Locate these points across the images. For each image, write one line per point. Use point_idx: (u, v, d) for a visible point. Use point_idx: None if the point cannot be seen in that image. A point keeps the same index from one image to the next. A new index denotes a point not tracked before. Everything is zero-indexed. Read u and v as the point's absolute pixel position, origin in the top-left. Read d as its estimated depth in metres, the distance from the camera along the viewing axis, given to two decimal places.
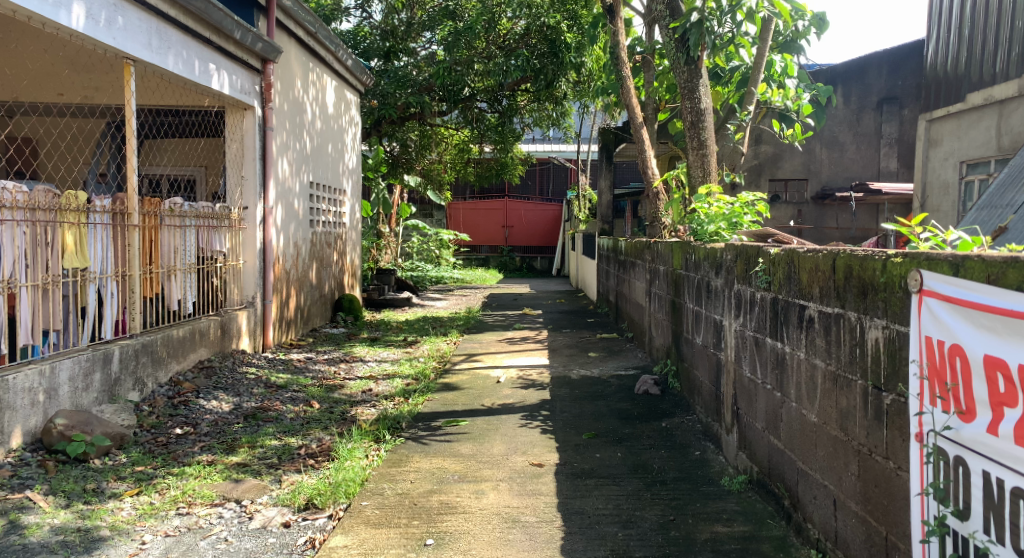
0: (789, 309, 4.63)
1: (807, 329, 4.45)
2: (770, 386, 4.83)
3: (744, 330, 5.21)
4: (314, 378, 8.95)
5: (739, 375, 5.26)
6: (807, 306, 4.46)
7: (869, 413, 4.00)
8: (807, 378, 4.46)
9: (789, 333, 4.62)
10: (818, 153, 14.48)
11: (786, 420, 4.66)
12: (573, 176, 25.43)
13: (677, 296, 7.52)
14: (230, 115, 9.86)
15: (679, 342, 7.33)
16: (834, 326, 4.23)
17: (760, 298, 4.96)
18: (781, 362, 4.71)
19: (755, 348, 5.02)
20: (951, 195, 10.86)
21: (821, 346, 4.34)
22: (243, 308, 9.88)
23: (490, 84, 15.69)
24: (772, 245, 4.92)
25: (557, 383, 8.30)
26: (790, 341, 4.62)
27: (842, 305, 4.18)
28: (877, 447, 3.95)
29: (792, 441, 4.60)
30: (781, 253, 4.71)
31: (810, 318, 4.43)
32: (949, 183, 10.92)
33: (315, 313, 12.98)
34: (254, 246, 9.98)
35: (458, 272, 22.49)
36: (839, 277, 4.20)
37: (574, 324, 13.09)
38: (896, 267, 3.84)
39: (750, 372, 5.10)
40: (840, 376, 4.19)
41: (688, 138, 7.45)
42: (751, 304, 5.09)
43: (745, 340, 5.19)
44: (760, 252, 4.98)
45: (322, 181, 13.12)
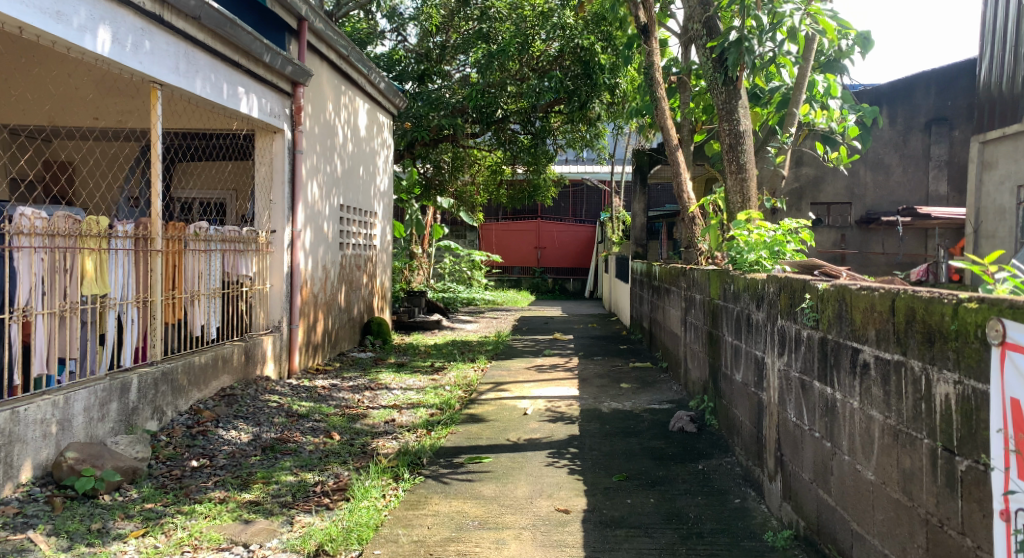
0: (839, 350, 4.27)
1: (861, 375, 4.09)
2: (820, 436, 4.46)
3: (789, 371, 4.85)
4: (337, 406, 8.66)
5: (785, 419, 4.89)
6: (860, 350, 4.10)
7: (939, 478, 3.64)
8: (862, 430, 4.09)
9: (839, 378, 4.27)
10: (862, 175, 14.10)
11: (839, 475, 4.29)
12: (607, 197, 25.09)
13: (715, 327, 7.17)
14: (260, 137, 9.60)
15: (717, 377, 6.98)
16: (894, 374, 3.86)
17: (806, 336, 4.60)
18: (831, 408, 4.35)
19: (801, 391, 4.66)
20: (1007, 220, 10.41)
21: (878, 396, 3.98)
22: (270, 334, 9.60)
23: (523, 105, 15.42)
24: (819, 279, 4.56)
25: (587, 415, 7.97)
26: (841, 387, 4.26)
27: (903, 352, 3.82)
28: (950, 519, 3.59)
29: (844, 499, 4.24)
30: (831, 289, 4.35)
31: (865, 362, 4.07)
32: (1005, 209, 10.47)
33: (343, 337, 12.71)
34: (281, 270, 9.70)
35: (489, 294, 22.21)
36: (899, 321, 3.84)
37: (606, 351, 12.74)
38: (969, 314, 3.49)
39: (797, 417, 4.74)
40: (902, 432, 3.83)
41: (727, 162, 7.08)
42: (797, 342, 4.73)
43: (790, 381, 4.83)
44: (806, 286, 4.62)
45: (352, 203, 12.87)
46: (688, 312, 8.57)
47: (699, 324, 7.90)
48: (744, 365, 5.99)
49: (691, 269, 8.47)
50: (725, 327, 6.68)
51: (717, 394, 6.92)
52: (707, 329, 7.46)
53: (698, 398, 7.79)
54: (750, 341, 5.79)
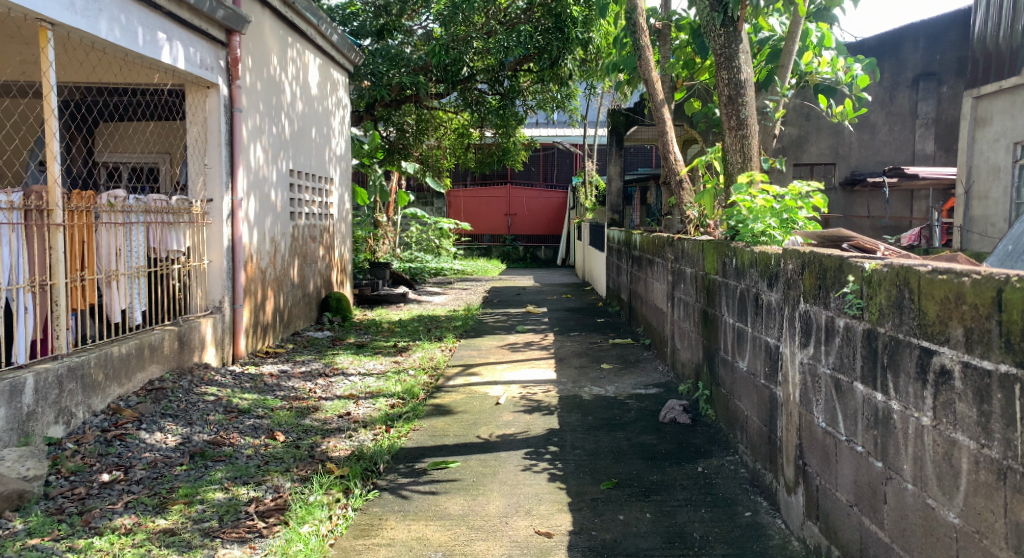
0: (901, 348, 3.53)
1: (940, 387, 3.36)
2: (866, 452, 3.75)
3: (814, 365, 4.10)
4: (285, 398, 7.72)
5: (810, 426, 4.15)
6: (937, 353, 3.37)
7: None
8: (942, 457, 3.37)
9: (898, 384, 3.55)
10: (847, 134, 12.95)
11: (895, 505, 3.58)
12: (579, 161, 24.14)
13: (709, 305, 6.33)
14: (191, 93, 8.64)
15: (711, 361, 6.18)
16: (999, 392, 3.14)
17: (844, 327, 3.87)
18: (885, 420, 3.64)
19: (836, 394, 3.92)
20: (1003, 180, 9.34)
21: (969, 417, 3.25)
22: (208, 315, 8.70)
23: (491, 63, 14.32)
24: (861, 257, 3.83)
25: (566, 405, 7.09)
26: (899, 395, 3.55)
27: (1019, 363, 3.07)
28: None
29: (908, 541, 3.53)
30: (885, 270, 3.63)
31: (944, 369, 3.34)
32: (999, 167, 9.39)
33: (297, 315, 11.80)
34: (220, 244, 8.79)
35: (459, 263, 21.27)
36: (1012, 319, 3.09)
37: (581, 325, 11.88)
38: None
39: (828, 424, 4.00)
40: (1014, 470, 3.11)
41: (724, 118, 6.18)
42: (828, 333, 3.99)
43: (816, 380, 4.08)
44: (847, 263, 3.86)
45: (303, 167, 11.87)
46: (675, 285, 7.69)
47: (689, 300, 7.05)
48: (745, 351, 5.22)
49: (677, 239, 7.62)
50: (722, 306, 5.88)
51: (714, 380, 6.10)
52: (700, 306, 6.63)
53: (689, 384, 6.89)
54: (754, 324, 5.03)
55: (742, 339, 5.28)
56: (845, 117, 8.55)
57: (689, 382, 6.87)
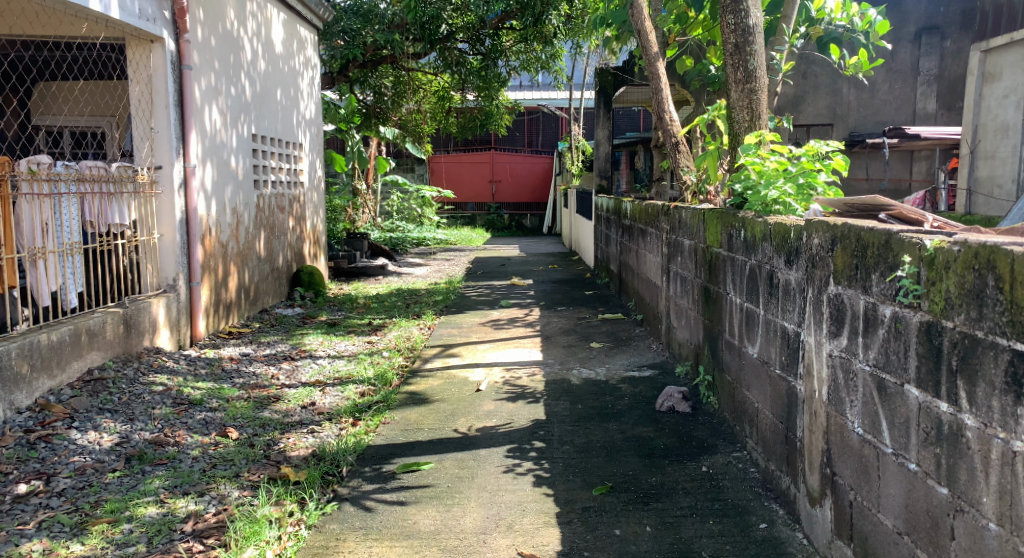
0: (981, 349, 2.97)
1: None
2: (924, 473, 3.21)
3: (850, 360, 3.55)
4: (244, 386, 7.02)
5: (843, 432, 3.60)
6: None
7: None
8: None
9: (979, 396, 2.98)
10: (844, 92, 12.28)
11: (967, 543, 3.05)
12: (566, 125, 23.36)
13: (710, 280, 5.69)
14: (133, 48, 8.09)
15: (712, 344, 5.56)
16: None
17: (890, 316, 3.33)
18: (953, 437, 3.09)
19: (884, 400, 3.37)
20: (1012, 141, 7.93)
21: None
22: (161, 294, 8.12)
23: (471, 20, 13.87)
24: (917, 233, 3.25)
25: (553, 391, 6.42)
26: (976, 409, 3.00)
27: None
28: None
29: None
30: (956, 251, 3.05)
31: None
32: (1009, 126, 7.97)
33: (265, 291, 11.14)
34: (172, 217, 8.20)
35: (442, 232, 20.61)
36: None
37: (568, 299, 11.23)
38: None
39: (868, 432, 3.46)
40: None
41: (729, 68, 5.49)
42: (868, 324, 3.45)
43: (853, 378, 3.53)
44: (896, 239, 3.29)
45: (268, 132, 11.29)
46: (670, 259, 7.05)
47: (687, 274, 6.41)
48: (754, 335, 4.61)
49: (673, 208, 6.96)
50: (726, 281, 5.26)
51: (715, 364, 5.46)
52: (698, 282, 6.02)
53: (688, 367, 6.24)
54: (766, 304, 4.42)
55: (751, 321, 4.65)
56: (860, 68, 7.82)
57: (689, 365, 6.22)
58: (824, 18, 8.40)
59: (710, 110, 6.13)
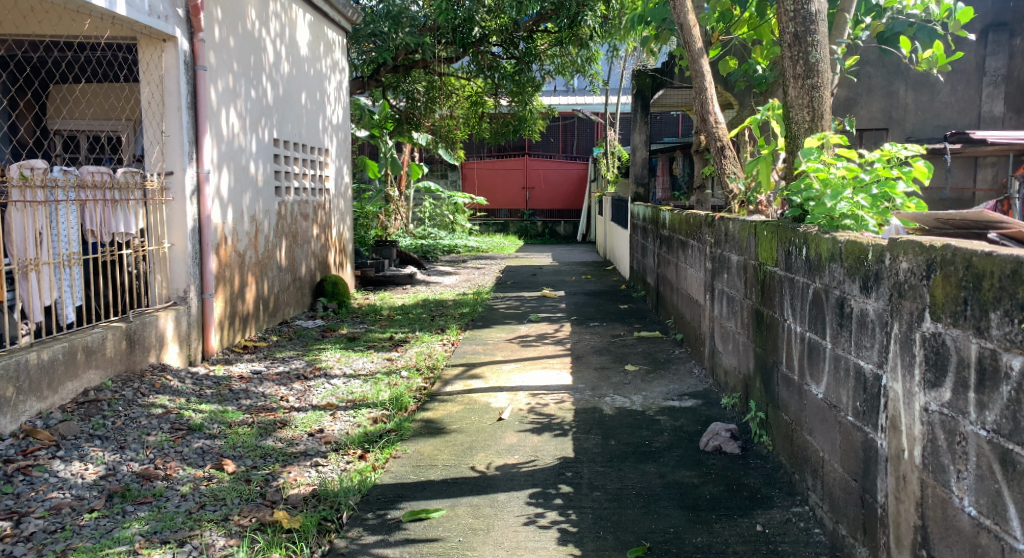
0: None
1: None
2: None
3: (956, 420, 2.95)
4: (249, 409, 6.46)
5: (946, 509, 2.99)
6: None
7: None
8: None
9: None
10: (901, 94, 11.36)
11: None
12: (601, 131, 22.74)
13: (762, 304, 5.05)
14: (145, 48, 7.60)
15: (766, 375, 4.93)
16: None
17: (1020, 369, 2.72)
18: None
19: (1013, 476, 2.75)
20: None
21: None
22: (170, 307, 7.62)
23: (505, 22, 13.38)
24: None
25: (584, 422, 5.82)
26: None
27: None
28: None
29: None
30: None
31: None
32: None
33: (286, 302, 10.61)
34: (183, 225, 7.70)
35: (474, 239, 20.07)
36: None
37: (602, 313, 10.61)
38: None
39: (984, 514, 2.86)
40: None
41: (786, 62, 4.86)
42: (986, 379, 2.84)
43: (963, 442, 2.92)
44: None
45: (291, 137, 10.79)
46: (715, 277, 6.43)
47: (734, 294, 5.78)
48: (818, 373, 3.98)
49: (717, 220, 6.34)
50: (781, 304, 4.64)
51: (770, 399, 4.83)
52: (749, 304, 5.39)
53: (738, 398, 5.60)
54: (835, 337, 3.80)
55: (815, 355, 4.02)
56: (934, 63, 7.33)
57: (738, 397, 5.59)
58: (897, 5, 7.88)
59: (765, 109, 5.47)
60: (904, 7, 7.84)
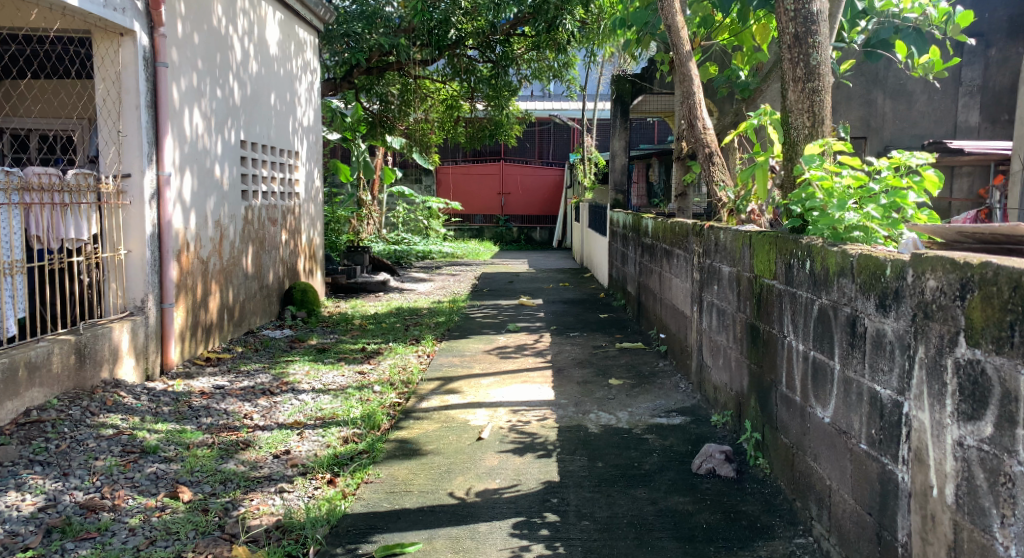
0: None
1: None
2: None
3: (1001, 459, 2.81)
4: (209, 429, 6.07)
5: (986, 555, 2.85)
6: None
7: None
8: None
9: None
10: (879, 103, 10.87)
11: None
12: (578, 136, 22.44)
13: (758, 318, 4.73)
14: (100, 42, 7.21)
15: (759, 393, 4.62)
16: None
17: None
18: None
19: None
20: None
21: None
22: (126, 317, 7.23)
23: (481, 25, 13.06)
24: None
25: (568, 441, 5.48)
26: None
27: None
28: None
29: None
30: None
31: None
32: None
33: (252, 310, 10.21)
34: (141, 230, 7.31)
35: (449, 245, 19.72)
36: None
37: (582, 322, 10.28)
38: None
39: None
40: None
41: (784, 63, 4.55)
42: None
43: (1005, 482, 2.80)
44: None
45: (258, 138, 10.39)
46: (703, 287, 6.13)
47: (725, 306, 5.48)
48: (823, 395, 3.70)
49: (706, 229, 6.04)
50: (778, 319, 4.33)
51: (765, 419, 4.52)
52: (741, 317, 5.08)
53: (729, 417, 5.28)
54: (845, 358, 3.55)
55: (820, 376, 3.74)
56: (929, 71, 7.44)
57: (730, 415, 5.27)
58: (891, 9, 7.53)
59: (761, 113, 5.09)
60: (900, 11, 7.49)
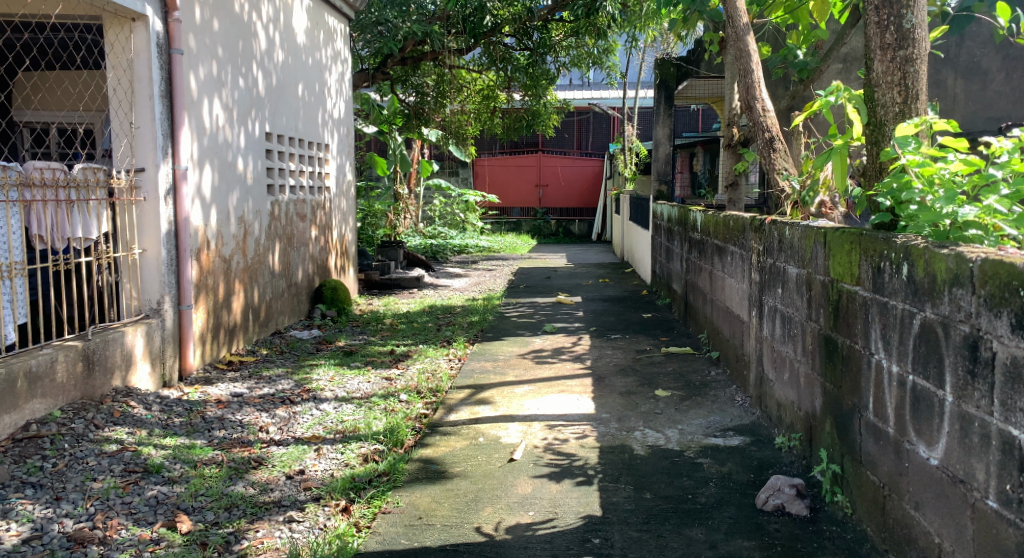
0: None
1: None
2: None
3: None
4: (218, 443, 5.56)
5: None
6: None
7: None
8: None
9: None
10: (951, 83, 10.07)
11: None
12: (618, 127, 21.78)
13: (835, 329, 4.11)
14: (112, 27, 6.72)
15: (838, 417, 4.03)
16: None
17: None
18: None
19: None
20: None
21: None
22: (141, 321, 6.72)
23: (518, 11, 12.50)
24: None
25: (611, 464, 4.90)
26: None
27: None
28: None
29: None
30: None
31: None
32: None
33: (279, 310, 9.72)
34: (156, 228, 6.82)
35: (486, 239, 19.19)
36: None
37: (624, 322, 9.68)
38: None
39: None
40: None
41: (871, 27, 4.09)
42: None
43: None
44: None
45: (285, 130, 9.88)
46: (763, 291, 5.52)
47: (792, 313, 4.88)
48: (929, 433, 3.19)
49: (767, 225, 5.44)
50: (863, 333, 3.74)
51: (846, 448, 3.93)
52: (813, 327, 4.48)
53: (797, 440, 4.69)
54: (961, 392, 3.03)
55: (923, 406, 3.22)
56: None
57: (798, 438, 4.68)
58: None
59: (844, 92, 4.46)
60: None
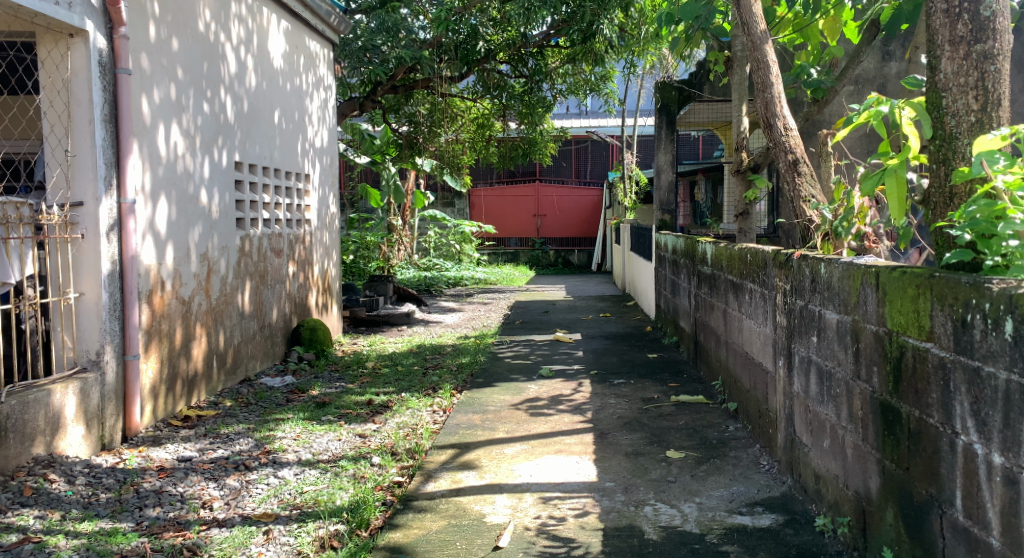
0: None
1: None
2: None
3: None
4: (149, 525, 4.70)
5: None
6: None
7: None
8: None
9: None
10: None
11: None
12: (617, 154, 20.99)
13: (898, 396, 3.31)
14: (44, 43, 5.89)
15: (908, 507, 3.27)
16: None
17: None
18: None
19: None
20: None
21: None
22: (76, 375, 5.85)
23: (512, 36, 11.69)
24: None
25: (617, 553, 4.05)
26: None
27: None
28: None
29: None
30: None
31: None
32: None
33: (250, 354, 8.86)
34: (95, 269, 5.95)
35: (482, 270, 18.35)
36: None
37: (629, 364, 8.81)
38: None
39: None
40: None
41: (938, 17, 3.42)
42: None
43: None
44: None
45: (258, 159, 9.06)
46: (793, 338, 4.68)
47: (831, 368, 4.03)
48: None
49: (795, 260, 4.61)
50: (938, 405, 3.09)
51: (920, 549, 3.21)
52: (863, 389, 3.64)
53: (846, 525, 3.86)
54: None
55: None
56: None
57: (846, 523, 3.86)
58: None
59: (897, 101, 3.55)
60: None
